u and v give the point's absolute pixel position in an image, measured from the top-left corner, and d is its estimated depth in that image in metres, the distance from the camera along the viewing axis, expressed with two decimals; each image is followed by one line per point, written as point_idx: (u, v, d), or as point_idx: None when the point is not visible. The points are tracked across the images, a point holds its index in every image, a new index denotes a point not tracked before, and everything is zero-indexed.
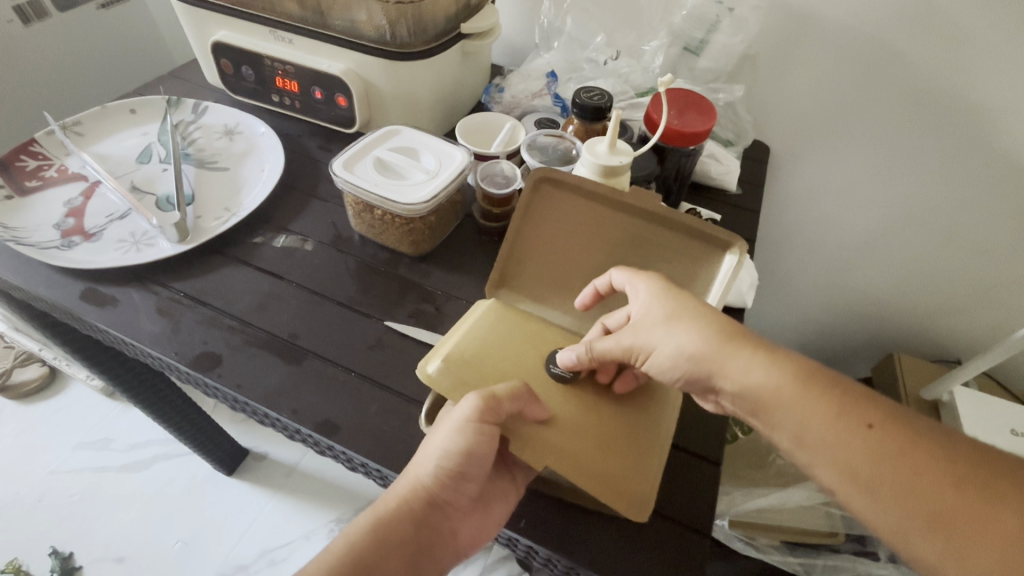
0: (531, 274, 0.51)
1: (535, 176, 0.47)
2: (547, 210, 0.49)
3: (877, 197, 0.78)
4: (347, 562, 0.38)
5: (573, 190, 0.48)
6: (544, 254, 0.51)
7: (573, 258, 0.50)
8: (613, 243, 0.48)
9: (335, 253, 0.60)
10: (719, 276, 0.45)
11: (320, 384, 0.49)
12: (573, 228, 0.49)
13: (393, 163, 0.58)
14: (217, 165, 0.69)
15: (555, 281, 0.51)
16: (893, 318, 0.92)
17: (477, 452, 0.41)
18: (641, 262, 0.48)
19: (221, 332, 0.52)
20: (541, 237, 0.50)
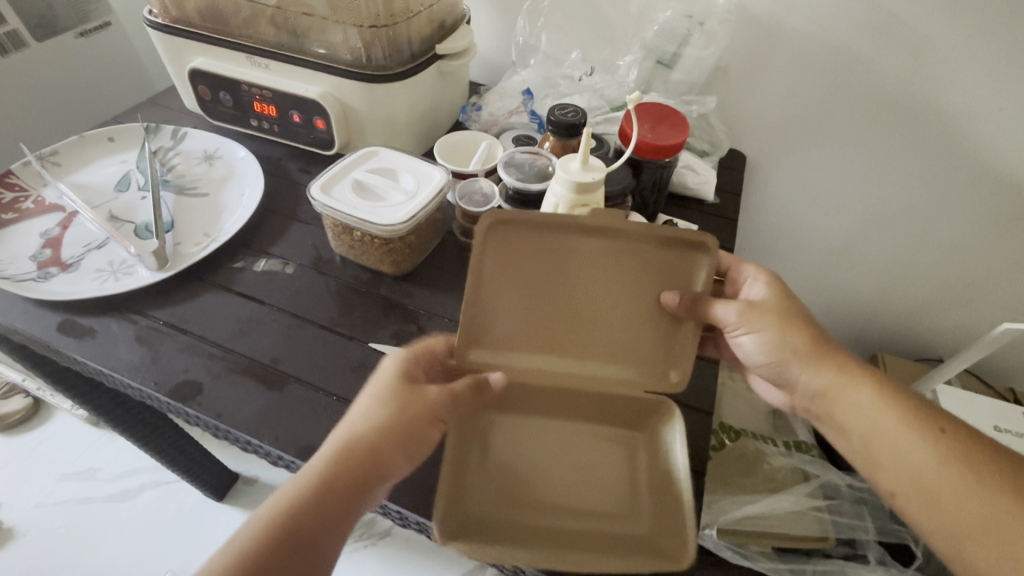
0: (500, 325, 0.49)
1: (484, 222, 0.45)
2: (508, 250, 0.47)
3: (850, 201, 0.80)
4: (285, 519, 0.37)
5: (528, 227, 0.46)
6: (512, 305, 0.48)
7: (551, 299, 0.48)
8: (588, 268, 0.47)
9: (316, 276, 0.60)
10: (696, 282, 0.46)
11: (302, 408, 0.49)
12: (540, 265, 0.47)
13: (371, 184, 0.58)
14: (197, 191, 0.69)
15: (533, 330, 0.49)
16: (876, 319, 0.93)
17: (412, 422, 0.42)
18: (620, 286, 0.48)
19: (202, 359, 0.52)
20: (501, 284, 0.48)
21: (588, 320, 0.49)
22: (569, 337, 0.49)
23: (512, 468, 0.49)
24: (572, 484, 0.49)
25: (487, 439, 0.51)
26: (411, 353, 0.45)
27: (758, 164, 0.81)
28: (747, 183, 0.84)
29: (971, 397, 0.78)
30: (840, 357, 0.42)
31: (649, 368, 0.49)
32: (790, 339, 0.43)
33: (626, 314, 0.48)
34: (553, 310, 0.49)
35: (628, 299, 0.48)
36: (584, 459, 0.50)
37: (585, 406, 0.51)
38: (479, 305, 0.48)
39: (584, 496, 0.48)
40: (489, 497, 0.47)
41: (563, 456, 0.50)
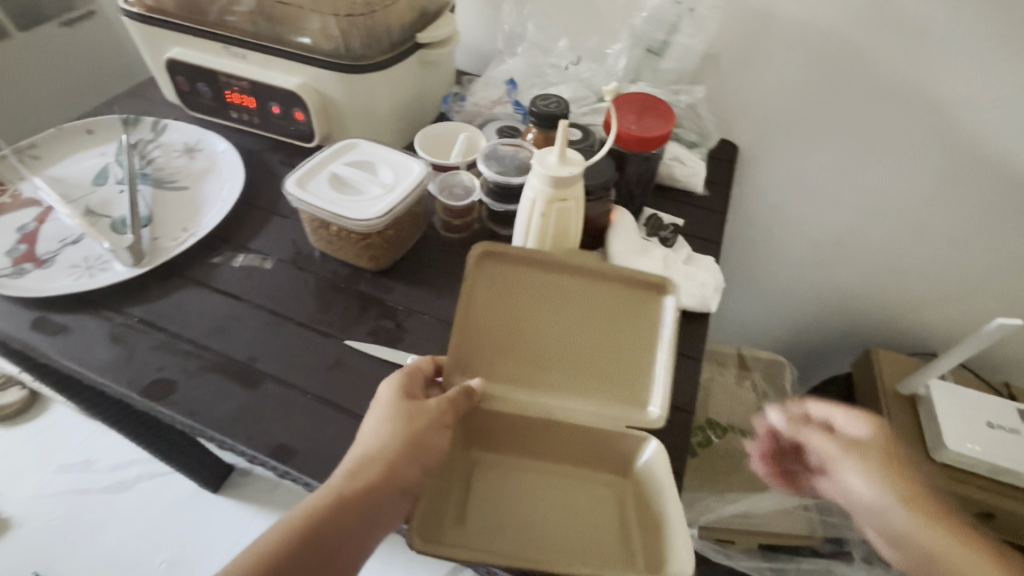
0: (487, 352, 0.47)
1: (474, 253, 0.47)
2: (491, 286, 0.49)
3: (845, 193, 0.78)
4: (298, 540, 0.36)
5: (513, 262, 0.49)
6: (495, 332, 0.48)
7: (532, 330, 0.48)
8: (571, 308, 0.49)
9: (295, 271, 0.59)
10: (664, 323, 0.48)
11: (276, 407, 0.48)
12: (522, 301, 0.49)
13: (349, 178, 0.57)
14: (176, 184, 0.68)
15: (514, 358, 0.48)
16: (871, 314, 0.91)
17: (414, 435, 0.41)
18: (597, 323, 0.48)
19: (176, 357, 0.51)
20: (488, 315, 0.48)
21: (570, 352, 0.48)
22: (553, 367, 0.48)
23: (496, 501, 0.46)
24: (557, 515, 0.45)
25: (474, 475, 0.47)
26: (405, 372, 0.43)
27: (750, 155, 0.80)
28: (739, 175, 0.82)
29: (965, 392, 0.77)
30: (953, 523, 0.41)
31: (625, 396, 0.46)
32: (897, 483, 0.43)
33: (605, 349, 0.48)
34: (536, 342, 0.48)
35: (605, 334, 0.48)
36: (570, 497, 0.47)
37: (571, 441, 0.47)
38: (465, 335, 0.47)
39: (567, 532, 0.44)
40: (466, 525, 0.43)
41: (551, 498, 0.46)
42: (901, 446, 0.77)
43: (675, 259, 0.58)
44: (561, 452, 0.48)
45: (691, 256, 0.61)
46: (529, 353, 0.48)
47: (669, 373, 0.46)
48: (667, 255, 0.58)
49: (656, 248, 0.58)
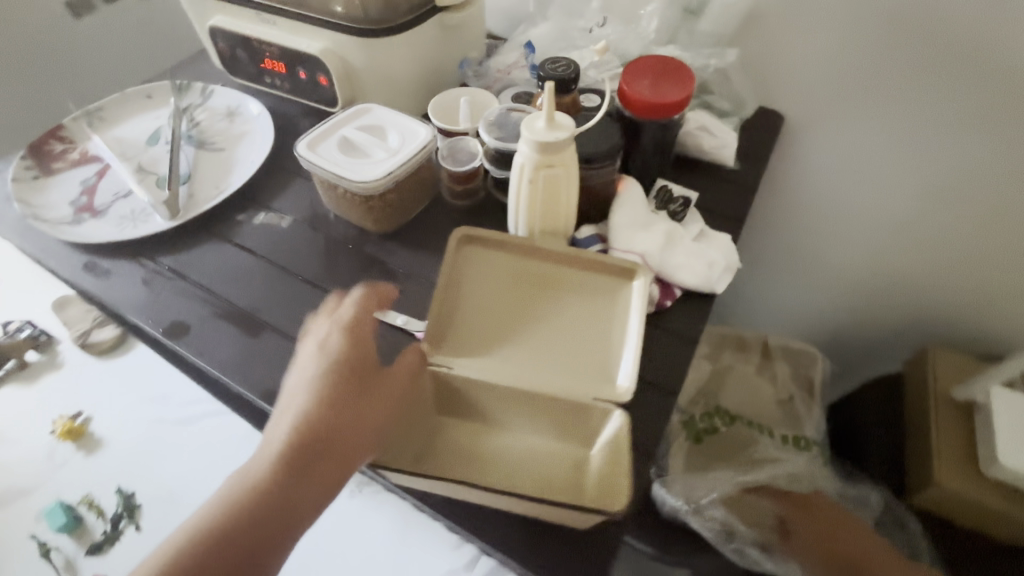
0: (461, 326, 0.49)
1: (455, 236, 0.51)
2: (468, 267, 0.51)
3: (903, 171, 0.70)
4: (243, 509, 0.38)
5: (490, 246, 0.52)
6: (467, 307, 0.49)
7: (501, 306, 0.50)
8: (540, 287, 0.51)
9: (307, 230, 0.62)
10: (630, 304, 0.50)
11: (273, 355, 0.52)
12: (496, 280, 0.51)
13: (357, 141, 0.59)
14: (215, 146, 0.73)
15: (484, 330, 0.49)
16: (933, 312, 0.81)
17: (368, 384, 0.43)
18: (566, 302, 0.50)
19: (195, 303, 0.56)
20: (462, 293, 0.50)
21: (538, 324, 0.49)
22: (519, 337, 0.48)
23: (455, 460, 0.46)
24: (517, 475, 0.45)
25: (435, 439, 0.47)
26: (348, 316, 0.45)
27: (795, 127, 0.72)
28: (782, 149, 0.75)
29: None
30: None
31: (591, 369, 0.47)
32: None
33: (572, 325, 0.49)
34: (511, 320, 0.49)
35: (573, 312, 0.49)
36: (529, 462, 0.47)
37: (534, 414, 0.46)
38: (441, 308, 0.49)
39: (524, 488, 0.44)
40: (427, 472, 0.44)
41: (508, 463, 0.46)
42: (947, 457, 0.70)
43: (682, 234, 0.55)
44: (525, 420, 0.47)
45: (702, 232, 0.57)
46: (503, 329, 0.49)
47: (636, 349, 0.47)
48: (673, 230, 0.55)
49: (661, 222, 0.55)
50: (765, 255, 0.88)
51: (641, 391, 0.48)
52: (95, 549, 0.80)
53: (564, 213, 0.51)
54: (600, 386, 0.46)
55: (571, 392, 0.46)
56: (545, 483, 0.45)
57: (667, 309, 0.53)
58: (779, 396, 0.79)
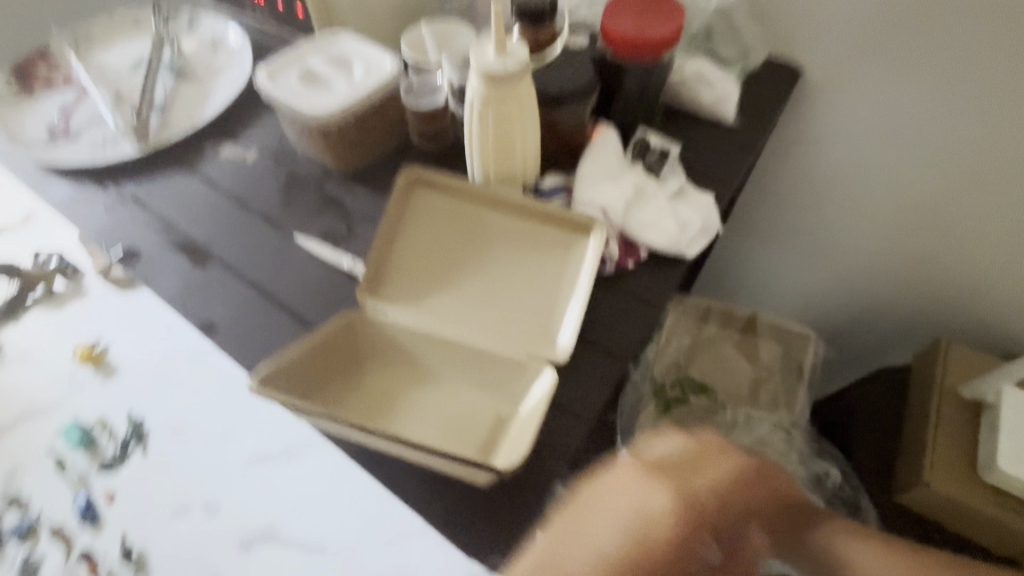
0: (404, 271, 0.46)
1: (404, 176, 0.47)
2: (418, 206, 0.48)
3: (934, 136, 0.62)
4: None
5: (443, 187, 0.48)
6: (411, 249, 0.47)
7: (444, 251, 0.47)
8: (491, 236, 0.47)
9: (271, 166, 0.60)
10: (584, 263, 0.46)
11: (215, 288, 0.51)
12: (445, 223, 0.47)
13: (320, 72, 0.56)
14: (195, 77, 0.70)
15: (425, 276, 0.46)
16: (957, 300, 0.73)
17: (649, 533, 0.36)
18: (516, 254, 0.47)
19: (149, 230, 0.55)
20: (409, 234, 0.47)
21: (481, 274, 0.46)
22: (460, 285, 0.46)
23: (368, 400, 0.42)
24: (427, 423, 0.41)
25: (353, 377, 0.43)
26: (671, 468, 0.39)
27: (814, 83, 0.65)
28: (797, 108, 0.68)
29: None
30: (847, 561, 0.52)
31: (529, 325, 0.44)
32: None
33: (518, 279, 0.46)
34: (458, 269, 0.46)
35: (522, 266, 0.46)
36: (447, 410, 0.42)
37: (463, 365, 0.43)
38: (386, 248, 0.47)
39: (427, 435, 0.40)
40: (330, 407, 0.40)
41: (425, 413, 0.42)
42: (944, 457, 0.64)
43: (655, 190, 0.50)
44: (453, 372, 0.43)
45: (681, 190, 0.52)
46: (448, 278, 0.46)
47: (581, 308, 0.43)
48: (646, 186, 0.50)
49: (633, 175, 0.50)
50: (775, 225, 0.81)
51: (582, 351, 0.44)
52: (105, 466, 0.80)
53: (521, 157, 0.46)
54: (538, 346, 0.43)
55: (505, 348, 0.43)
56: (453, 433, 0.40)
57: (629, 271, 0.49)
58: (757, 374, 0.75)
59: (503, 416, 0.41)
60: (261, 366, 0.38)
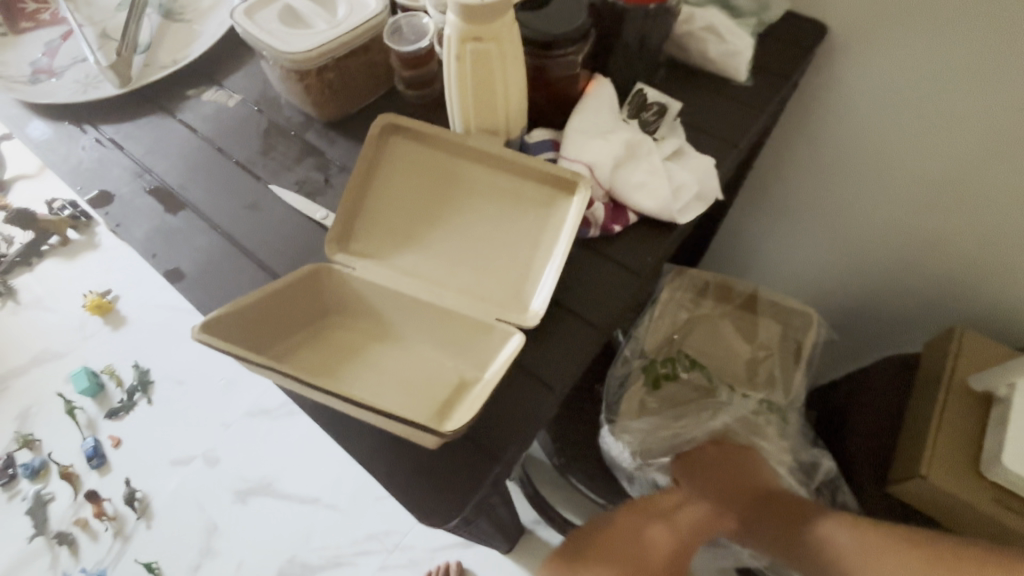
0: (376, 225, 0.45)
1: (377, 124, 0.45)
2: (393, 159, 0.46)
3: (965, 107, 0.56)
4: None
5: (422, 139, 0.46)
6: (385, 203, 0.45)
7: (418, 207, 0.45)
8: (466, 192, 0.45)
9: (252, 111, 0.58)
10: (562, 224, 0.43)
11: (186, 234, 0.49)
12: (420, 178, 0.45)
13: (301, 10, 0.52)
14: (183, 17, 0.67)
15: (397, 232, 0.44)
16: (977, 288, 0.68)
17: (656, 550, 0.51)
18: (493, 212, 0.44)
19: (125, 174, 0.54)
20: (383, 189, 0.45)
21: (454, 232, 0.44)
22: (431, 244, 0.44)
23: (328, 356, 0.40)
24: (386, 382, 0.39)
25: (318, 334, 0.42)
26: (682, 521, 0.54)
27: (838, 40, 0.59)
28: (818, 70, 0.62)
29: None
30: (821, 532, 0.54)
31: (501, 288, 0.42)
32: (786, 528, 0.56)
33: (491, 239, 0.44)
34: (431, 225, 0.44)
35: (497, 224, 0.44)
36: (410, 369, 0.40)
37: (429, 326, 0.41)
38: (358, 202, 0.45)
39: (383, 393, 0.38)
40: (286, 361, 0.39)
41: (387, 371, 0.40)
42: (946, 450, 0.61)
43: (650, 149, 0.46)
44: (418, 332, 0.42)
45: (679, 151, 0.48)
46: (420, 234, 0.44)
47: (556, 272, 0.41)
48: (640, 144, 0.46)
49: (626, 131, 0.46)
50: (788, 198, 0.77)
51: (555, 317, 0.42)
52: (113, 413, 0.98)
53: (502, 105, 0.43)
54: (508, 310, 0.41)
55: (473, 310, 0.41)
56: (410, 392, 0.38)
57: (616, 236, 0.46)
58: (755, 354, 0.72)
59: (467, 379, 0.39)
60: (209, 315, 0.36)
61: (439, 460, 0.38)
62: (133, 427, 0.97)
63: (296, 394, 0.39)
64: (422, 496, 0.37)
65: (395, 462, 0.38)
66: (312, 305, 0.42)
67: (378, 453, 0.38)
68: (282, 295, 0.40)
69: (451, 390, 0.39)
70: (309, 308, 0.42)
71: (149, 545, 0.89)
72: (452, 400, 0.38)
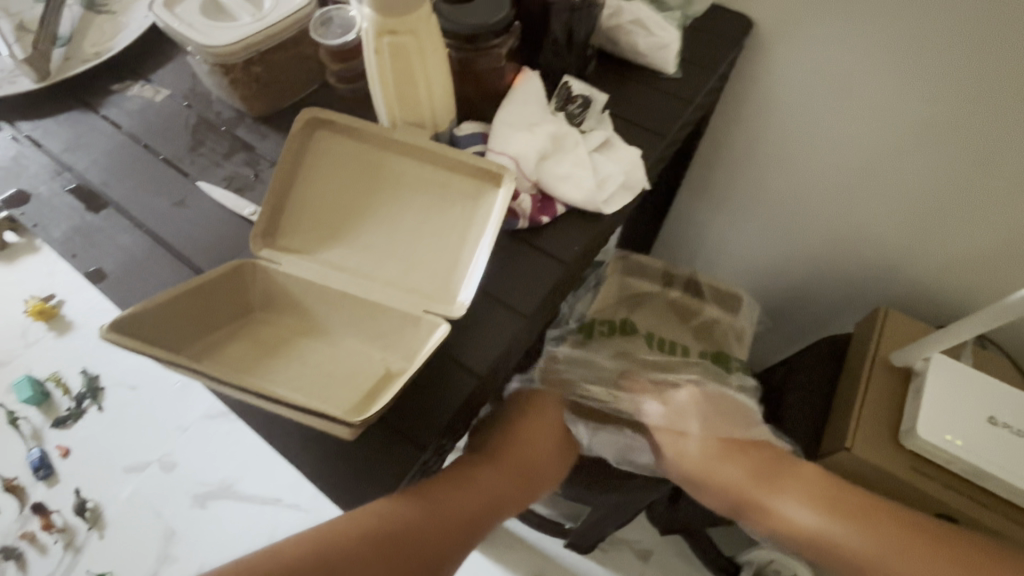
0: (303, 220, 0.45)
1: (301, 119, 0.45)
2: (320, 153, 0.46)
3: (878, 98, 0.59)
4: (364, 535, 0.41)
5: (349, 133, 0.46)
6: (312, 198, 0.45)
7: (345, 201, 0.45)
8: (394, 185, 0.45)
9: (180, 106, 0.56)
10: (487, 215, 0.43)
11: (108, 233, 0.48)
12: (348, 171, 0.45)
13: (226, 3, 0.51)
14: (107, 8, 0.64)
15: (324, 226, 0.45)
16: (899, 269, 0.72)
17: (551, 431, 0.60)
18: (420, 204, 0.45)
19: (43, 172, 0.52)
20: (310, 184, 0.45)
21: (381, 225, 0.44)
22: (358, 237, 0.44)
23: (252, 351, 0.40)
24: (310, 375, 0.39)
25: (244, 328, 0.42)
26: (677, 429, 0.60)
27: (761, 34, 0.61)
28: (746, 63, 0.65)
29: (972, 377, 0.61)
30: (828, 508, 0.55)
31: (427, 280, 0.42)
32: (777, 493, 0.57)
33: (418, 231, 0.44)
34: (360, 220, 0.45)
35: (424, 217, 0.44)
36: (335, 361, 0.40)
37: (356, 318, 0.42)
38: (285, 198, 0.45)
39: (305, 385, 0.38)
40: (206, 356, 0.39)
41: (312, 364, 0.40)
42: (869, 423, 0.64)
43: (576, 142, 0.47)
44: (346, 325, 0.42)
45: (606, 142, 0.49)
46: (347, 228, 0.45)
47: (479, 263, 0.41)
48: (565, 136, 0.47)
49: (553, 124, 0.47)
50: (726, 188, 0.79)
51: (483, 306, 0.43)
52: (60, 423, 0.93)
53: (426, 98, 0.43)
54: (434, 301, 0.41)
55: (399, 302, 0.41)
56: (333, 384, 0.38)
57: (544, 227, 0.46)
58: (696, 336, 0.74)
59: (393, 371, 0.40)
60: (122, 314, 0.35)
61: (364, 450, 0.38)
62: (80, 436, 0.93)
63: (220, 392, 0.39)
64: (346, 487, 0.38)
65: (320, 454, 0.38)
66: (236, 300, 0.42)
67: (303, 447, 0.39)
68: (203, 292, 0.39)
69: (375, 381, 0.39)
70: (233, 303, 0.42)
71: (101, 556, 0.86)
72: (374, 390, 0.38)
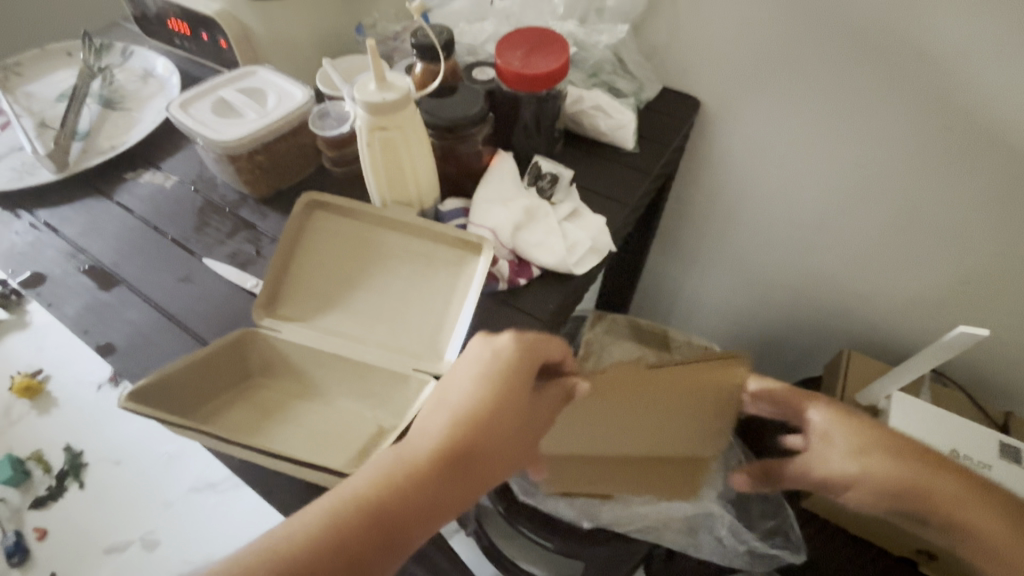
0: (301, 293, 0.49)
1: (301, 202, 0.50)
2: (318, 231, 0.51)
3: (816, 163, 0.67)
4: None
5: (343, 212, 0.51)
6: (310, 273, 0.50)
7: (340, 273, 0.50)
8: (384, 257, 0.50)
9: (187, 190, 0.62)
10: (470, 279, 0.48)
11: (118, 310, 0.52)
12: (342, 247, 0.51)
13: (233, 102, 0.58)
14: (123, 106, 0.71)
15: (320, 297, 0.49)
16: (857, 313, 0.78)
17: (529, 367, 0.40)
18: (409, 272, 0.49)
19: (58, 255, 0.56)
20: (307, 260, 0.50)
21: (372, 293, 0.49)
22: (351, 306, 0.48)
23: (256, 415, 0.44)
24: (308, 435, 0.42)
25: (247, 394, 0.45)
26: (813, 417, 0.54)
27: (708, 111, 0.70)
28: (697, 135, 0.73)
29: (931, 410, 0.65)
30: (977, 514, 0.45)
31: (416, 342, 0.46)
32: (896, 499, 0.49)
33: (405, 297, 0.49)
34: (353, 288, 0.49)
35: (411, 284, 0.49)
36: (331, 421, 0.44)
37: (351, 380, 0.45)
38: (285, 274, 0.50)
39: (303, 446, 0.41)
40: (211, 421, 0.42)
41: (309, 425, 0.43)
42: None
43: (547, 213, 0.53)
44: (340, 387, 0.45)
45: (575, 212, 0.55)
46: (342, 299, 0.49)
47: (464, 323, 0.46)
48: (537, 208, 0.53)
49: (526, 198, 0.53)
50: (692, 244, 0.86)
51: None
52: (40, 502, 0.90)
53: (413, 180, 0.49)
54: (423, 361, 0.45)
55: (390, 363, 0.45)
56: (328, 444, 0.42)
57: (521, 289, 0.51)
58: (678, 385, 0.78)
59: (385, 427, 0.43)
60: (139, 384, 0.39)
61: None
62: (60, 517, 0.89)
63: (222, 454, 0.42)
64: None
65: None
66: (240, 369, 0.46)
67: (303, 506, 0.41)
68: (210, 362, 0.43)
69: (368, 438, 0.42)
70: (238, 371, 0.45)
71: None
72: (367, 447, 0.41)
